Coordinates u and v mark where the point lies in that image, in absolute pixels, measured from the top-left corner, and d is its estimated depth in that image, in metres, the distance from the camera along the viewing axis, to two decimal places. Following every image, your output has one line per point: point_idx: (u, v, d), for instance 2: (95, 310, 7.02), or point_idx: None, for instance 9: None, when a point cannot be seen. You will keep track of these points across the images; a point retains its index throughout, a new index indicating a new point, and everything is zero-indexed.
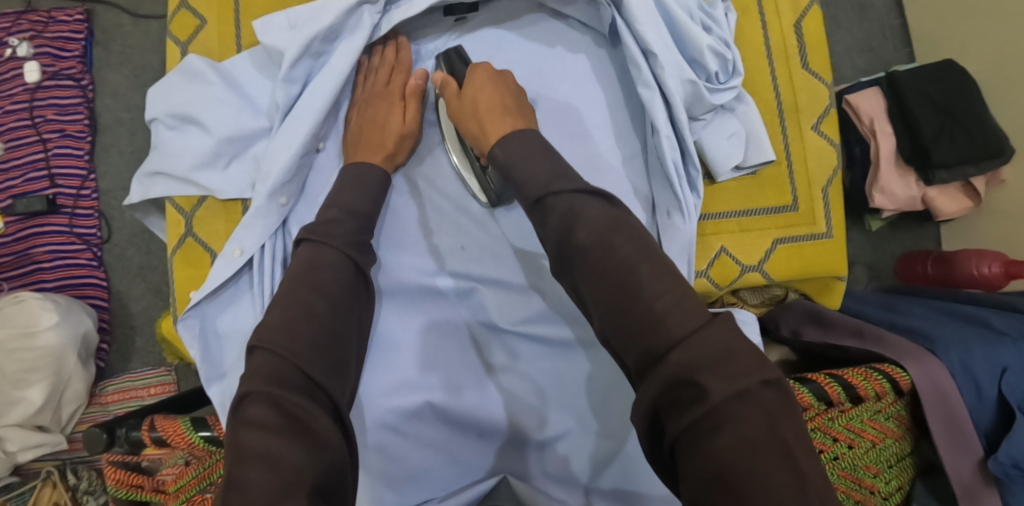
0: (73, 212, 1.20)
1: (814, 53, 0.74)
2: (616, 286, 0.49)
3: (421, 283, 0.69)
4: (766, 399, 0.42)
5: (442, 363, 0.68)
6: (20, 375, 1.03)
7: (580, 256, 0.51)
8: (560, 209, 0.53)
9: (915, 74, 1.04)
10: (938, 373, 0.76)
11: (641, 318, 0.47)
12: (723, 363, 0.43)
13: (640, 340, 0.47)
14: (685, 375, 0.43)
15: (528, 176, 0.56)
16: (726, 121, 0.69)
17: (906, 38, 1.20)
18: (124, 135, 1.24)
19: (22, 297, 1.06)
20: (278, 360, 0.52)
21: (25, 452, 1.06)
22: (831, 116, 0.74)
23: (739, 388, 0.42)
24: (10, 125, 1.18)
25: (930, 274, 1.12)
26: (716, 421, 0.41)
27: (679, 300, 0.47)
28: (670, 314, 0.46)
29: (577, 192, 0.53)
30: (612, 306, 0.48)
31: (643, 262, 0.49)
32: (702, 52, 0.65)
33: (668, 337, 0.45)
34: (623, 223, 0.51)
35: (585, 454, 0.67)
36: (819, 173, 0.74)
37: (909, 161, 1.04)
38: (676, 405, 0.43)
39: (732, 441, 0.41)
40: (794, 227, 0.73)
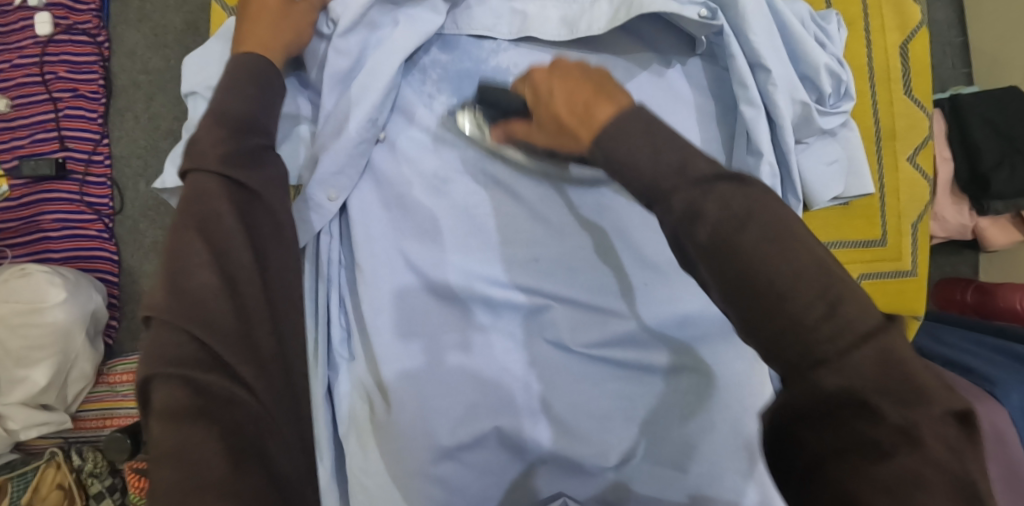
0: (85, 179, 1.12)
1: (917, 79, 0.76)
2: (749, 274, 0.35)
3: (490, 297, 0.65)
4: (952, 431, 0.32)
5: (507, 380, 0.65)
6: (23, 354, 0.98)
7: (711, 235, 0.36)
8: (675, 209, 0.38)
9: (979, 99, 1.01)
10: (1000, 417, 0.75)
11: (783, 311, 0.35)
12: (890, 384, 0.32)
13: (774, 323, 0.35)
14: (852, 399, 0.32)
15: (640, 167, 0.39)
16: (827, 146, 0.69)
17: (966, 58, 1.17)
18: (141, 100, 1.16)
19: (27, 270, 1.00)
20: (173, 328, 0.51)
21: (28, 430, 1.01)
22: (927, 147, 0.76)
23: (913, 417, 0.32)
24: (19, 81, 1.09)
25: (968, 302, 1.10)
26: (877, 464, 0.32)
27: (836, 296, 0.34)
28: (829, 319, 0.33)
29: (701, 184, 0.37)
30: (743, 297, 0.36)
31: (783, 247, 0.35)
32: (818, 70, 0.65)
33: (823, 347, 0.33)
34: (771, 208, 0.36)
35: (647, 479, 0.64)
36: (911, 207, 0.75)
37: (966, 190, 1.02)
38: (820, 421, 0.34)
39: (894, 477, 0.32)
40: (880, 262, 0.76)
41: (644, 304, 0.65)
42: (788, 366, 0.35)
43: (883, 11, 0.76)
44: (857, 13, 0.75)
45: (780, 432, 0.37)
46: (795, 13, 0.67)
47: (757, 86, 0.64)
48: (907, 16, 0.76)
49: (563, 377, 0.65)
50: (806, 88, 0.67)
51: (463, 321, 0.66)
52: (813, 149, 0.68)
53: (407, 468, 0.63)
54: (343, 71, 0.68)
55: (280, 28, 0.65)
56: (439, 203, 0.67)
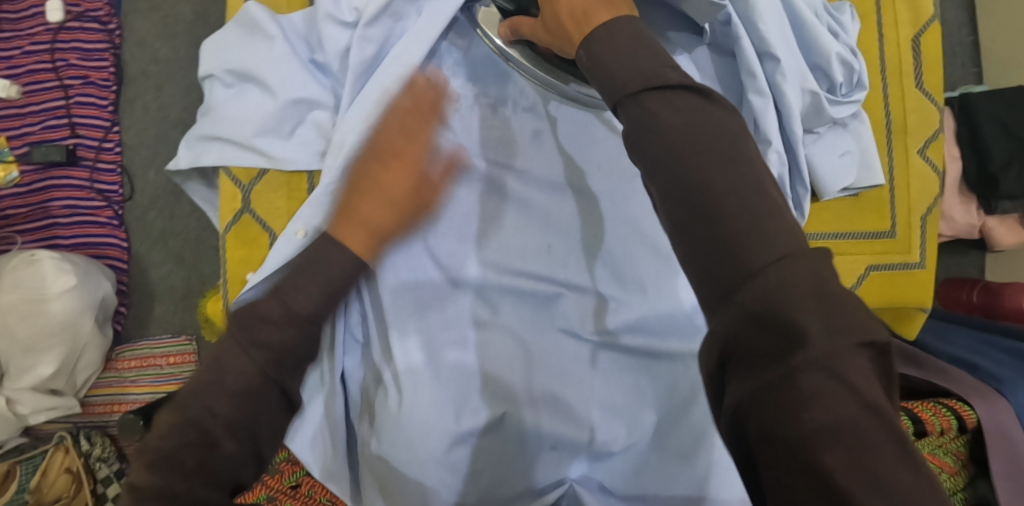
0: (94, 165, 1.13)
1: (929, 74, 0.76)
2: (689, 182, 0.37)
3: (501, 286, 0.67)
4: (867, 365, 0.31)
5: (517, 370, 0.66)
6: (32, 340, 0.98)
7: (669, 141, 0.38)
8: (635, 116, 0.39)
9: (989, 98, 1.01)
10: (1007, 416, 0.75)
11: (721, 212, 0.36)
12: (823, 305, 0.32)
13: (724, 245, 0.35)
14: (775, 322, 0.32)
15: (618, 72, 0.41)
16: (839, 137, 0.70)
17: (976, 57, 1.16)
18: (150, 88, 1.17)
19: (36, 256, 1.00)
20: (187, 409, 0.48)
21: (37, 415, 1.02)
22: (937, 142, 0.76)
23: (837, 349, 0.31)
24: (30, 68, 1.10)
25: (974, 302, 1.10)
26: (799, 398, 0.30)
27: (760, 214, 0.35)
28: (754, 230, 0.35)
29: (662, 95, 0.39)
30: (683, 210, 0.37)
31: (721, 168, 0.37)
32: (828, 60, 0.66)
33: (748, 260, 0.34)
34: (720, 130, 0.38)
35: (654, 472, 0.65)
36: (920, 201, 0.76)
37: (974, 189, 1.02)
38: (752, 354, 0.32)
39: (821, 415, 0.30)
40: (890, 255, 0.76)
41: (655, 298, 0.66)
42: (714, 287, 0.35)
43: (897, 5, 0.76)
44: (870, 7, 0.75)
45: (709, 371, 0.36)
46: (808, 5, 0.67)
47: (764, 76, 0.64)
48: (919, 10, 0.76)
49: (573, 365, 0.66)
50: (818, 78, 0.68)
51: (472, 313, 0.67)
52: (824, 139, 0.69)
53: (418, 456, 0.63)
54: (368, 59, 0.69)
55: (386, 215, 0.56)
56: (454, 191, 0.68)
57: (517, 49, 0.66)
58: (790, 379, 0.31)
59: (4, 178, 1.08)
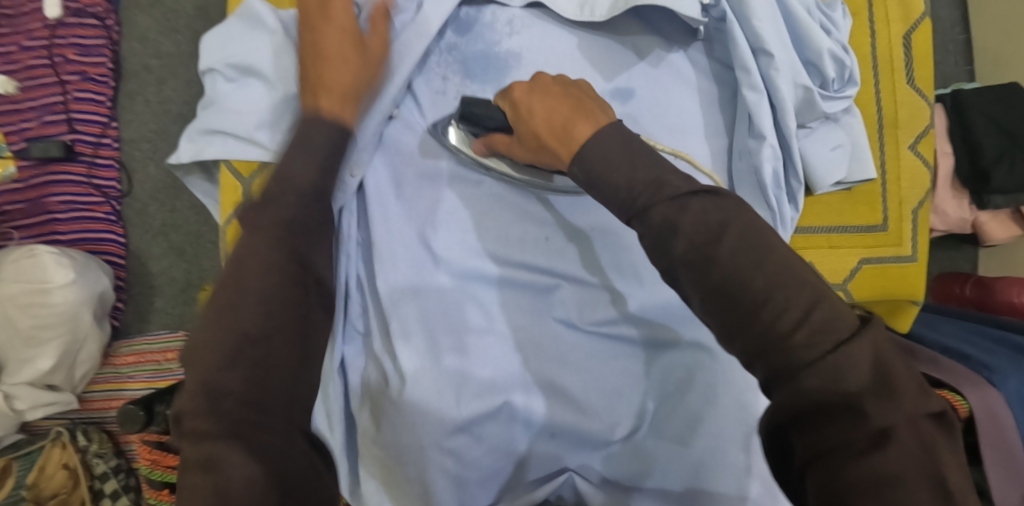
0: (93, 161, 1.13)
1: (920, 69, 0.77)
2: (723, 281, 0.38)
3: (499, 275, 0.68)
4: (921, 424, 0.36)
5: (515, 358, 0.66)
6: (32, 333, 0.98)
7: (694, 246, 0.39)
8: (654, 223, 0.40)
9: (980, 93, 1.03)
10: (1000, 404, 0.76)
11: (767, 312, 0.38)
12: (879, 387, 0.36)
13: (760, 330, 0.38)
14: (840, 401, 0.36)
15: (616, 184, 0.42)
16: (831, 131, 0.71)
17: (968, 55, 1.17)
18: (152, 84, 1.17)
19: (35, 251, 1.00)
20: (219, 307, 0.47)
21: (35, 410, 1.02)
22: (928, 136, 0.77)
23: (893, 421, 0.35)
24: (27, 63, 1.09)
25: (967, 295, 1.11)
26: (862, 466, 0.35)
27: (812, 304, 0.38)
28: (805, 326, 0.37)
29: (678, 201, 0.40)
30: (724, 309, 0.39)
31: (759, 269, 0.38)
32: (821, 55, 0.67)
33: (796, 356, 0.37)
34: (742, 223, 0.40)
35: (652, 457, 0.65)
36: (911, 194, 0.77)
37: (966, 184, 1.03)
38: (814, 429, 0.36)
39: (879, 480, 0.35)
40: (882, 247, 0.77)
41: (652, 285, 0.68)
42: (768, 373, 0.38)
43: (888, 2, 0.77)
44: (861, 3, 0.76)
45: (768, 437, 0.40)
46: (801, 2, 0.68)
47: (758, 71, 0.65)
48: (910, 7, 0.77)
49: (572, 352, 0.67)
50: (810, 74, 0.69)
51: (469, 318, 0.66)
52: (816, 133, 0.70)
53: (420, 440, 0.64)
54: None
55: (354, 76, 0.62)
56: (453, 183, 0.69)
57: (497, 160, 0.66)
58: (858, 448, 0.35)
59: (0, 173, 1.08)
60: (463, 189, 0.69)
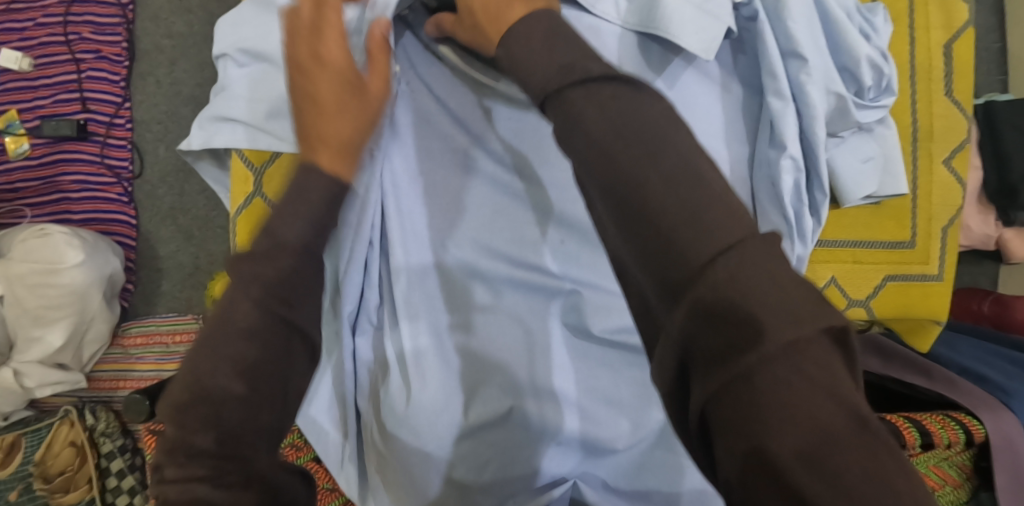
0: (106, 140, 1.12)
1: (959, 81, 0.75)
2: (618, 173, 0.34)
3: (509, 277, 0.66)
4: (825, 345, 0.29)
5: (520, 363, 0.65)
6: (40, 313, 0.99)
7: (597, 127, 0.35)
8: (560, 114, 0.36)
9: (1015, 106, 0.98)
10: (1014, 430, 0.74)
11: (652, 203, 0.33)
12: (778, 291, 0.29)
13: (649, 224, 0.32)
14: (729, 310, 0.28)
15: (533, 69, 0.39)
16: (863, 143, 0.68)
17: (1003, 64, 1.13)
18: (163, 64, 1.15)
19: (47, 230, 1.00)
20: (195, 352, 0.36)
21: (44, 388, 1.03)
22: (963, 151, 0.75)
23: (794, 333, 0.28)
24: (42, 40, 1.10)
25: (985, 313, 1.08)
26: (749, 390, 0.27)
27: (699, 207, 0.32)
28: (699, 214, 0.32)
29: (588, 86, 0.36)
30: (622, 217, 0.33)
31: (655, 164, 0.33)
32: (858, 62, 0.64)
33: (691, 259, 0.31)
34: (643, 114, 0.35)
35: (658, 469, 0.64)
36: (941, 210, 0.74)
37: (992, 199, 1.00)
38: (705, 353, 0.29)
39: (778, 407, 0.27)
40: (907, 265, 0.74)
41: None
42: (662, 290, 0.31)
43: (930, 9, 0.74)
44: (902, 9, 0.73)
45: (663, 377, 0.32)
46: (839, 5, 0.65)
47: (788, 75, 0.63)
48: (953, 15, 0.74)
49: (582, 360, 0.66)
50: (845, 81, 0.66)
51: (475, 298, 0.66)
52: (847, 143, 0.67)
53: (423, 447, 0.63)
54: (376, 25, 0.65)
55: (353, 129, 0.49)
56: (468, 182, 0.67)
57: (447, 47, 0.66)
58: (751, 370, 0.28)
59: (15, 150, 1.09)
60: (477, 188, 0.67)
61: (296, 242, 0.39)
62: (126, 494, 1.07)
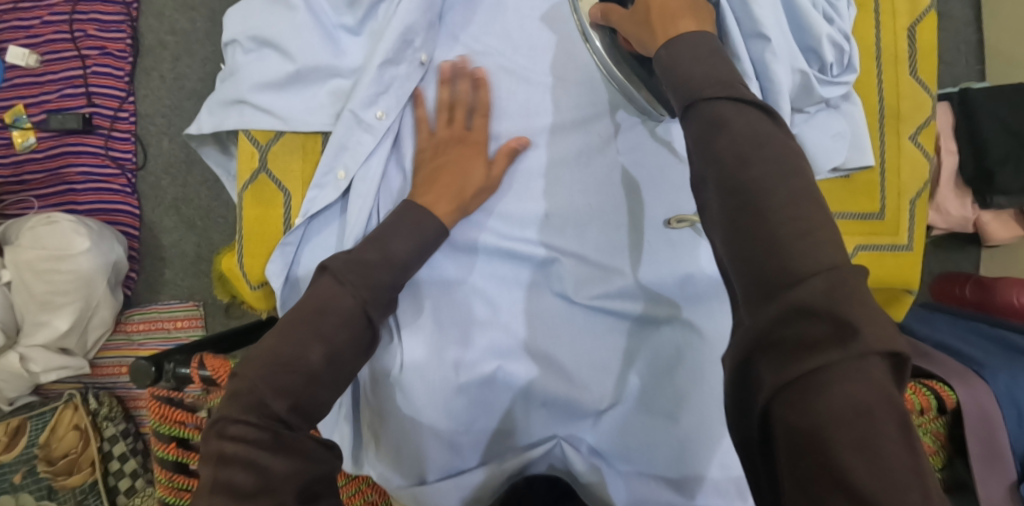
0: (110, 134, 1.16)
1: (923, 60, 0.77)
2: (747, 198, 0.37)
3: (500, 247, 0.69)
4: (887, 366, 0.32)
5: (513, 323, 0.68)
6: (47, 298, 1.02)
7: (736, 152, 0.39)
8: (707, 118, 0.41)
9: (988, 95, 1.01)
10: (987, 399, 0.76)
11: (766, 232, 0.36)
12: (862, 303, 0.33)
13: (759, 247, 0.36)
14: (830, 322, 0.32)
15: (692, 74, 0.43)
16: (831, 119, 0.71)
17: (981, 54, 1.17)
18: (167, 59, 1.19)
19: (53, 219, 1.04)
20: (291, 335, 0.50)
21: (48, 373, 1.06)
22: (929, 128, 0.77)
23: (865, 349, 0.31)
24: (49, 38, 1.13)
25: (968, 297, 1.11)
26: (818, 375, 0.31)
27: (812, 226, 0.36)
28: (805, 238, 0.35)
29: (739, 105, 0.41)
30: (735, 225, 0.37)
31: (787, 182, 0.37)
32: (820, 41, 0.67)
33: (791, 272, 0.34)
34: (761, 136, 0.39)
35: (638, 432, 0.66)
36: (910, 184, 0.76)
37: (970, 184, 1.02)
38: (785, 344, 0.33)
39: (843, 401, 0.31)
40: (877, 236, 0.77)
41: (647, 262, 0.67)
42: (756, 289, 0.36)
43: None
44: None
45: (736, 363, 0.36)
46: None
47: (753, 56, 0.65)
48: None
49: (568, 324, 0.68)
50: (809, 60, 0.69)
51: (474, 311, 0.68)
52: (816, 119, 0.70)
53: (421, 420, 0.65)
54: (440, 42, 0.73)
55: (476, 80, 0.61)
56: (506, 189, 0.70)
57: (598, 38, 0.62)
58: (822, 372, 0.31)
59: (21, 143, 1.12)
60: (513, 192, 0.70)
61: (399, 249, 0.59)
62: (127, 477, 1.11)
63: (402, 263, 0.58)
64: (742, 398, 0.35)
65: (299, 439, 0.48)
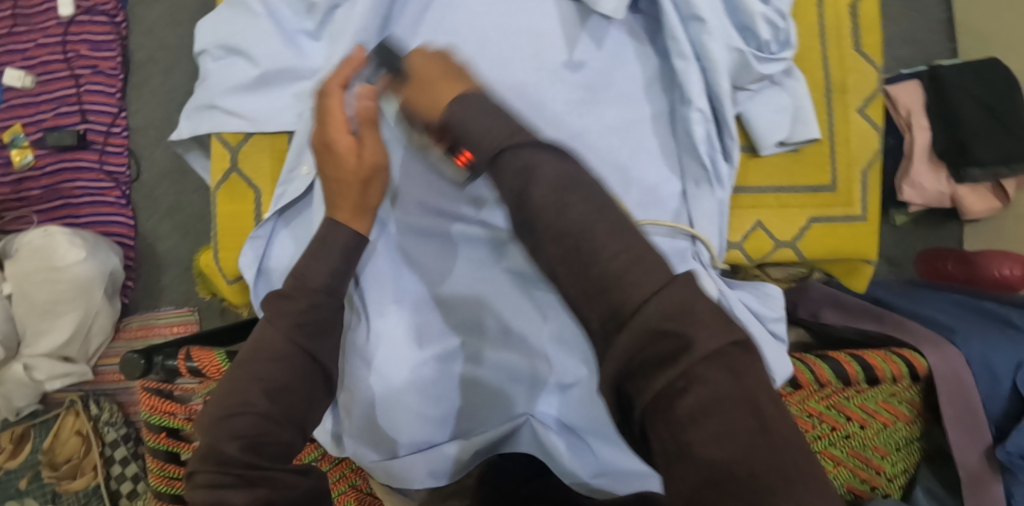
0: (104, 148, 1.20)
1: (867, 35, 0.79)
2: (573, 243, 0.42)
3: (462, 233, 0.71)
4: (728, 354, 0.37)
5: (471, 301, 0.70)
6: (49, 306, 1.06)
7: (538, 207, 0.44)
8: (515, 165, 0.44)
9: (958, 70, 1.02)
10: (959, 364, 0.77)
11: (596, 267, 0.41)
12: (693, 312, 0.38)
13: (600, 285, 0.40)
14: (671, 337, 0.37)
15: (476, 133, 0.46)
16: (774, 95, 0.73)
17: (952, 32, 1.18)
18: (157, 75, 1.24)
19: (49, 232, 1.07)
20: (235, 381, 0.53)
21: (54, 381, 1.09)
22: (876, 100, 0.79)
23: (711, 350, 0.37)
24: (43, 59, 1.18)
25: (951, 272, 1.12)
26: (681, 387, 0.36)
27: (640, 251, 0.41)
28: (636, 263, 0.40)
29: (536, 150, 0.45)
30: (571, 261, 0.42)
31: (599, 216, 0.43)
32: (753, 19, 0.69)
33: (629, 296, 0.39)
34: (572, 176, 0.44)
35: (602, 403, 0.68)
36: (860, 155, 0.78)
37: (944, 157, 1.03)
38: (644, 366, 0.37)
39: (698, 401, 0.36)
40: (831, 208, 0.78)
41: None
42: (607, 320, 0.40)
43: None
44: None
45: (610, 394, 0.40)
46: None
47: (691, 37, 0.68)
48: None
49: (530, 303, 0.70)
50: (746, 39, 0.71)
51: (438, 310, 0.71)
52: (758, 95, 0.73)
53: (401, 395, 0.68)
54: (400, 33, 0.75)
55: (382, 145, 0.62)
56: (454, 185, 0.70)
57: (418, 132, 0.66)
58: (683, 380, 0.36)
59: (20, 161, 1.17)
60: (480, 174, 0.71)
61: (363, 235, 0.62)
62: (129, 481, 1.14)
63: (328, 288, 0.58)
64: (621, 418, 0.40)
65: (271, 472, 0.52)
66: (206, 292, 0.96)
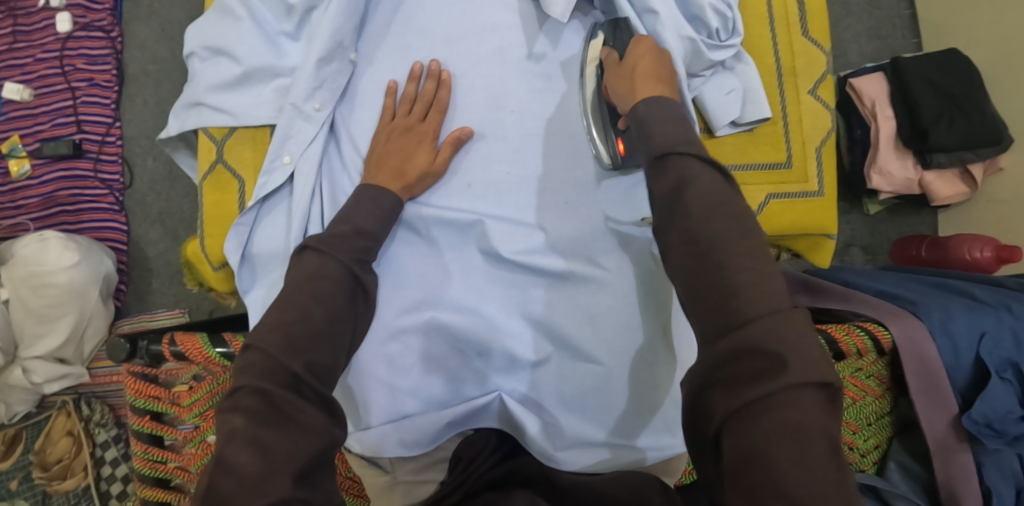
0: (98, 157, 1.24)
1: (814, 22, 0.84)
2: (703, 252, 0.48)
3: (436, 216, 0.73)
4: (821, 397, 0.40)
5: (437, 279, 0.73)
6: (44, 311, 1.08)
7: (680, 212, 0.50)
8: (672, 174, 0.52)
9: (918, 60, 1.06)
10: (921, 336, 0.78)
11: (722, 284, 0.46)
12: (805, 353, 0.41)
13: (719, 301, 0.46)
14: (767, 362, 0.41)
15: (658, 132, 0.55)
16: (724, 78, 0.78)
17: (915, 28, 1.22)
18: (149, 86, 1.28)
19: (44, 237, 1.10)
20: (290, 301, 0.55)
21: (51, 384, 1.12)
22: (826, 82, 0.84)
23: (801, 380, 0.40)
24: (41, 73, 1.23)
25: (923, 257, 1.14)
26: (766, 404, 0.40)
27: (766, 278, 0.45)
28: (756, 286, 0.45)
29: (682, 156, 0.53)
30: (687, 278, 0.48)
31: (738, 234, 0.48)
32: (702, 10, 0.73)
33: (744, 314, 0.44)
34: (722, 199, 0.49)
35: (580, 378, 0.71)
36: (814, 134, 0.83)
37: (908, 144, 1.05)
38: (734, 379, 0.42)
39: (782, 422, 0.39)
40: (787, 184, 0.83)
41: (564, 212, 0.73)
42: (717, 331, 0.45)
43: None
44: None
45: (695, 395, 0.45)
46: None
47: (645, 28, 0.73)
48: None
49: (498, 280, 0.73)
50: (696, 28, 0.75)
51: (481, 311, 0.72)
52: (712, 80, 0.77)
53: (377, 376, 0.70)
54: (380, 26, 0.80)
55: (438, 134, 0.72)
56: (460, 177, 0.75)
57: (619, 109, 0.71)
58: (767, 398, 0.40)
59: (17, 171, 1.20)
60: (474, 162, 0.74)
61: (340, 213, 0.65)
62: (119, 481, 1.15)
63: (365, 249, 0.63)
64: (699, 424, 0.45)
65: (300, 409, 0.49)
66: (194, 283, 0.99)
